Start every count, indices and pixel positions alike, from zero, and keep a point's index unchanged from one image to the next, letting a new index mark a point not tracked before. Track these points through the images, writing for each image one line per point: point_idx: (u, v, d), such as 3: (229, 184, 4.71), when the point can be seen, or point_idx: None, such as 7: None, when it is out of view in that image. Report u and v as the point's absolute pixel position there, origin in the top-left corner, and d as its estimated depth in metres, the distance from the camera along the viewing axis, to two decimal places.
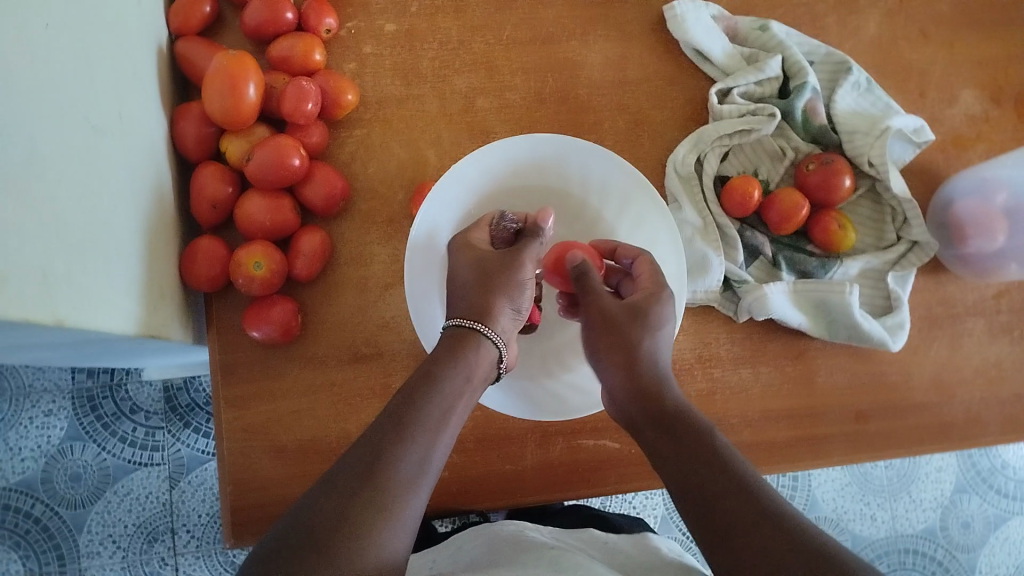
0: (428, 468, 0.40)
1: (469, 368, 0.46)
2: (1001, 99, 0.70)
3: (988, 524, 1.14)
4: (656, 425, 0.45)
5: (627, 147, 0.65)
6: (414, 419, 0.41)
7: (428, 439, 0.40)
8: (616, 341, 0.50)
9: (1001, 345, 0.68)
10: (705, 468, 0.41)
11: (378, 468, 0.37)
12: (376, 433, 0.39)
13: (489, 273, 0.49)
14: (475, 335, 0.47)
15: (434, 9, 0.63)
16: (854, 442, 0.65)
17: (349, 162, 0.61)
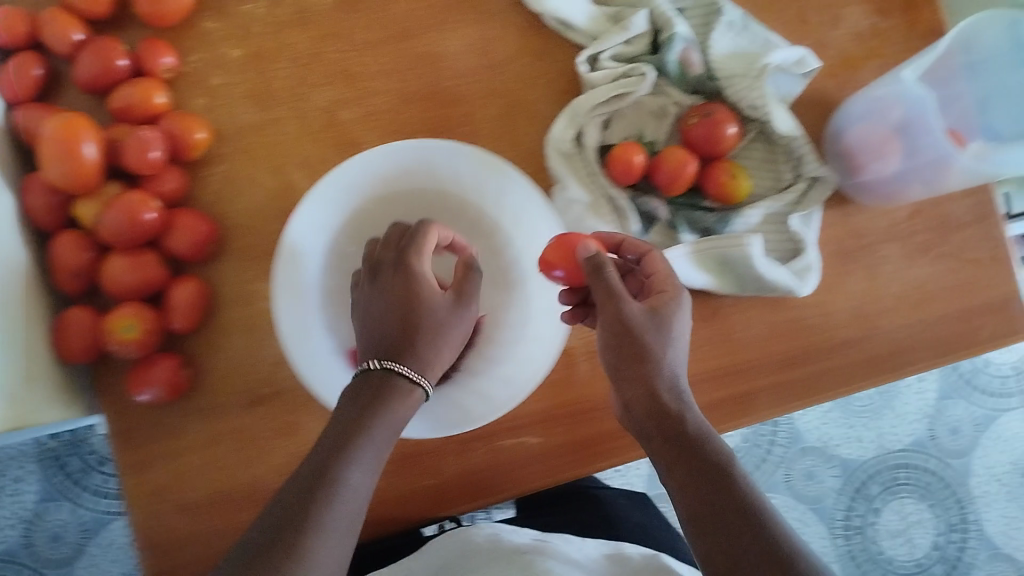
0: (343, 533, 0.40)
1: (388, 426, 0.45)
2: (890, 10, 0.65)
3: (978, 426, 1.12)
4: (671, 448, 0.43)
5: (503, 132, 0.63)
6: (329, 488, 0.41)
7: (339, 501, 0.41)
8: (635, 350, 0.47)
9: (921, 266, 0.65)
10: (724, 515, 0.39)
11: (288, 545, 0.38)
12: (288, 504, 0.40)
13: (412, 320, 0.48)
14: (410, 384, 0.47)
15: (278, 26, 0.61)
16: (783, 393, 0.64)
17: (217, 202, 0.59)
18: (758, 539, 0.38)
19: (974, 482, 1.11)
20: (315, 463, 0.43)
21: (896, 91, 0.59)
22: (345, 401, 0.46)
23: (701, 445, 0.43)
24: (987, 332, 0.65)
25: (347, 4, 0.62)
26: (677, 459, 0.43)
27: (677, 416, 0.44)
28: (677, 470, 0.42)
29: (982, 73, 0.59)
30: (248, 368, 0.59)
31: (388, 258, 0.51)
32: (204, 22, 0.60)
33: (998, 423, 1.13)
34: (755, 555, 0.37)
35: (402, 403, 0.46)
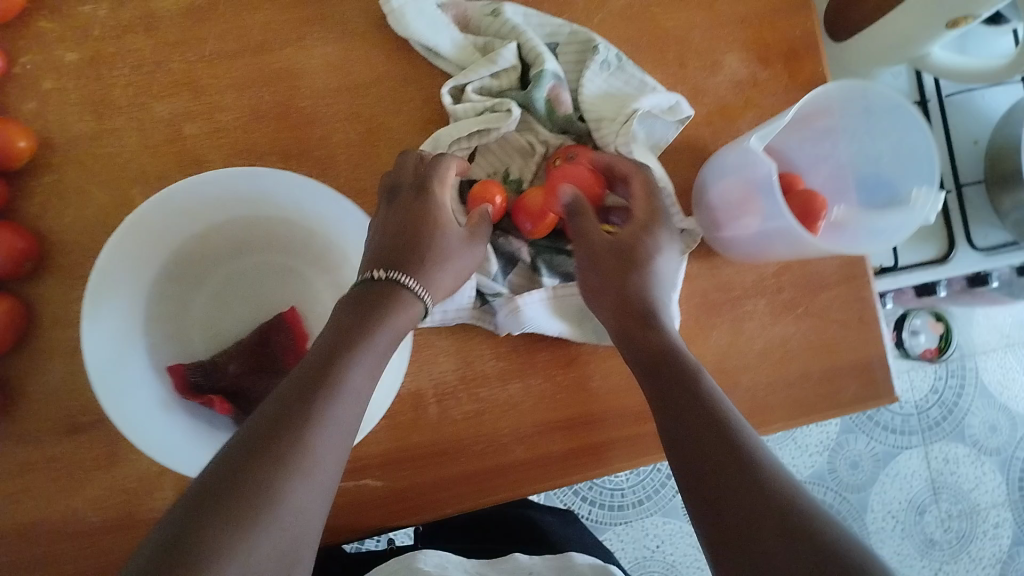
0: (339, 434, 0.43)
1: (397, 322, 0.49)
2: (770, 59, 0.63)
3: (877, 461, 1.12)
4: (652, 368, 0.48)
5: (362, 159, 0.59)
6: (327, 392, 0.44)
7: (339, 404, 0.44)
8: (614, 278, 0.54)
9: (786, 324, 0.64)
10: (707, 429, 0.42)
11: (274, 440, 0.40)
12: (293, 399, 0.43)
13: (422, 239, 0.53)
14: (403, 291, 0.51)
15: (121, 31, 0.57)
16: (637, 446, 0.62)
17: (45, 214, 0.56)
18: (721, 442, 0.41)
19: (868, 517, 1.11)
20: (320, 362, 0.45)
21: (747, 160, 0.56)
22: (342, 310, 0.50)
23: (682, 369, 0.47)
24: (849, 395, 0.64)
25: (196, 11, 0.58)
26: (657, 378, 0.48)
27: (688, 362, 0.48)
28: (661, 412, 0.46)
29: (854, 137, 0.58)
30: (67, 393, 0.56)
31: (407, 180, 0.55)
32: (40, 21, 0.57)
33: (897, 459, 1.12)
34: (701, 455, 0.41)
35: (407, 309, 0.51)
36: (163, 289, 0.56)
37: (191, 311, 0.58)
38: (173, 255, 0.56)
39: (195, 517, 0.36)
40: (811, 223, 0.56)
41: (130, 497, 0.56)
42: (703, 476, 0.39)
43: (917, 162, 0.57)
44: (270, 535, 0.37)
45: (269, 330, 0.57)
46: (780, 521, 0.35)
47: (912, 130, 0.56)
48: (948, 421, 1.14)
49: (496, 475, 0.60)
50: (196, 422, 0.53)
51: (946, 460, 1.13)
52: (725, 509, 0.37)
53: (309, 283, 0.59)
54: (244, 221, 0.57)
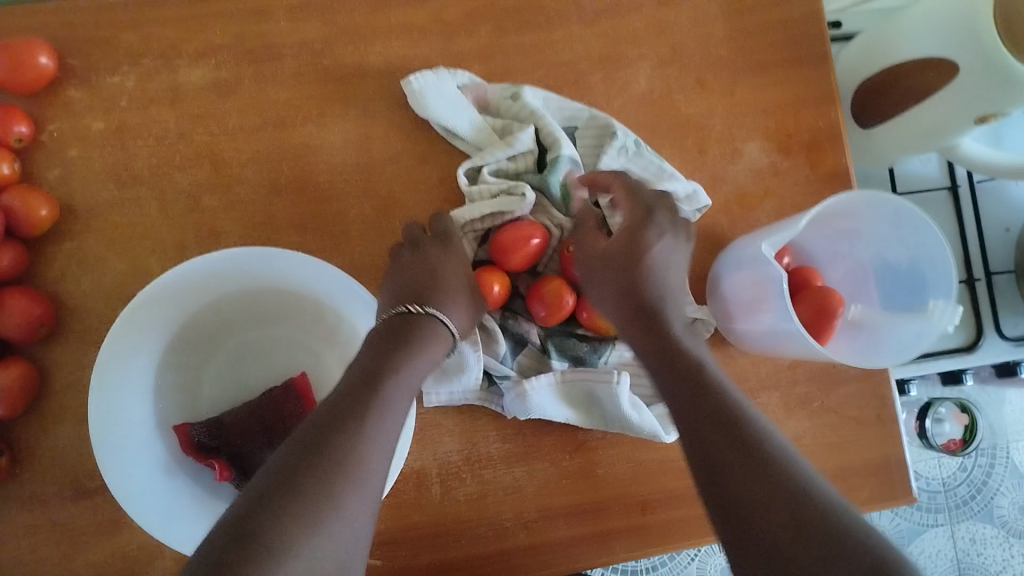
0: (390, 439, 0.44)
1: (433, 341, 0.51)
2: (791, 148, 0.63)
3: (901, 538, 1.04)
4: (666, 365, 0.48)
5: (376, 236, 0.59)
6: (373, 401, 0.45)
7: (389, 412, 0.45)
8: (623, 280, 0.52)
9: (799, 418, 0.62)
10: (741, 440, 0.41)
11: (331, 440, 0.42)
12: (346, 405, 0.44)
13: (436, 278, 0.54)
14: (429, 320, 0.52)
15: (148, 103, 0.58)
16: (643, 536, 0.61)
17: (61, 279, 0.57)
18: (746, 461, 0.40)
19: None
20: (370, 372, 0.47)
21: (757, 261, 0.56)
22: (380, 329, 0.50)
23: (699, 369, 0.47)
24: (865, 494, 0.62)
25: (221, 86, 0.59)
26: (678, 390, 0.46)
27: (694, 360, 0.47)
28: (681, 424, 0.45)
29: (872, 239, 0.58)
30: (76, 457, 0.56)
31: (413, 236, 0.56)
32: (68, 90, 0.58)
33: (920, 536, 1.03)
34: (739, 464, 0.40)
35: (438, 340, 0.51)
36: (171, 363, 0.56)
37: (201, 384, 0.58)
38: (181, 329, 0.56)
39: (270, 499, 0.38)
40: (824, 323, 0.56)
41: (131, 564, 0.55)
42: (737, 480, 0.39)
43: (936, 273, 0.56)
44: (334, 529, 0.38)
45: (281, 394, 0.55)
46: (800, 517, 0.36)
47: (925, 238, 0.55)
48: (977, 500, 1.04)
49: (496, 559, 0.59)
50: (198, 495, 0.53)
51: (971, 541, 1.04)
52: (762, 515, 0.37)
53: (320, 359, 0.58)
54: (252, 295, 0.57)
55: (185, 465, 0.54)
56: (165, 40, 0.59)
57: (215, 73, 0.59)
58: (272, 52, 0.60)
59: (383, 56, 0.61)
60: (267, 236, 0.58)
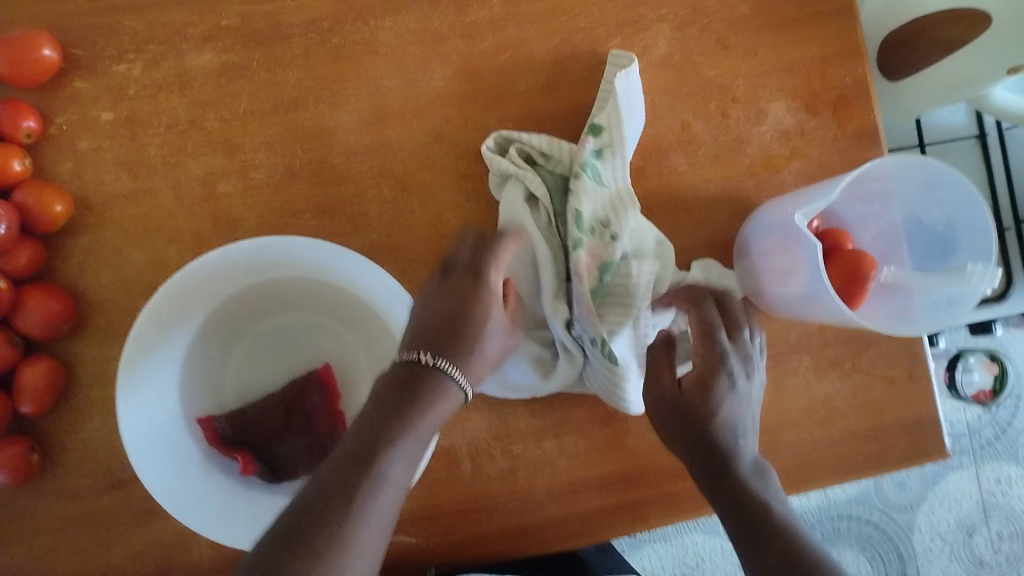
0: (389, 500, 0.41)
1: (444, 399, 0.46)
2: (818, 107, 0.61)
3: (926, 481, 1.01)
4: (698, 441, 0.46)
5: (394, 216, 0.58)
6: (375, 471, 0.41)
7: (389, 476, 0.41)
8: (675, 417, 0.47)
9: (831, 381, 0.61)
10: (788, 554, 0.41)
11: (324, 515, 0.38)
12: (343, 471, 0.41)
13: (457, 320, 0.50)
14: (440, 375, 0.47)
15: (156, 90, 0.57)
16: (673, 504, 0.60)
17: (81, 274, 0.56)
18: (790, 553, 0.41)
19: (915, 538, 1.00)
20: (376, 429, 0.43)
21: (788, 229, 0.55)
22: (398, 379, 0.46)
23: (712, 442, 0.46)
24: (897, 454, 0.61)
25: (231, 69, 0.58)
26: (711, 478, 0.45)
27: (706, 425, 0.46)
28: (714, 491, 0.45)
29: (905, 200, 0.57)
30: (107, 451, 0.56)
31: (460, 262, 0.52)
32: (74, 82, 0.57)
33: (944, 479, 1.01)
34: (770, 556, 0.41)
35: (447, 395, 0.47)
36: (199, 352, 0.56)
37: (228, 372, 0.58)
38: (206, 319, 0.56)
39: None
40: (855, 288, 0.54)
41: (168, 552, 0.55)
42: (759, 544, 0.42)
43: (974, 236, 0.55)
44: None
45: (303, 388, 0.56)
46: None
47: (964, 198, 0.54)
48: (1001, 441, 1.01)
49: (529, 532, 0.59)
50: (227, 484, 0.52)
51: (997, 482, 1.01)
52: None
53: (346, 345, 0.58)
54: (275, 284, 0.57)
55: (215, 456, 0.54)
56: (170, 24, 0.58)
57: (223, 56, 0.58)
58: (280, 31, 0.58)
59: (394, 30, 0.59)
60: (285, 221, 0.57)
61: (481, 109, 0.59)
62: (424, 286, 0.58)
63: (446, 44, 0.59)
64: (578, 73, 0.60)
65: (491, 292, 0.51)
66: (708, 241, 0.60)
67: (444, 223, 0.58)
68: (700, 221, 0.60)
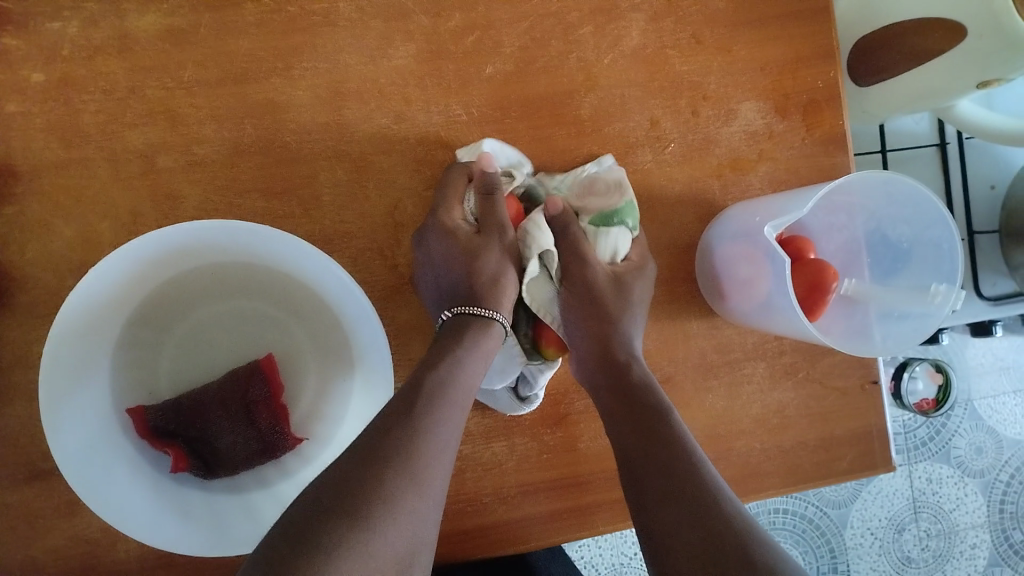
0: (445, 440, 0.42)
1: (485, 352, 0.49)
2: (787, 109, 0.60)
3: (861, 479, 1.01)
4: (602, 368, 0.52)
5: (348, 202, 0.55)
6: (444, 376, 0.45)
7: (452, 392, 0.45)
8: (596, 307, 0.54)
9: (785, 389, 0.60)
10: (691, 500, 0.42)
11: (412, 423, 0.42)
12: (397, 409, 0.43)
13: (481, 269, 0.52)
14: (484, 318, 0.50)
15: (93, 52, 0.53)
16: (622, 509, 0.58)
17: (4, 247, 0.52)
18: (699, 511, 0.41)
19: (848, 533, 1.01)
20: (427, 371, 0.46)
21: (755, 238, 0.54)
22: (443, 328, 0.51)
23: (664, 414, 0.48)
24: (845, 465, 0.61)
25: (177, 34, 0.54)
26: (626, 406, 0.50)
27: (660, 407, 0.49)
28: (625, 483, 0.46)
29: (873, 214, 0.57)
30: (27, 439, 0.51)
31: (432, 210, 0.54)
32: (3, 37, 0.52)
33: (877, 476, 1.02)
34: (665, 507, 0.42)
35: (487, 330, 0.50)
36: (125, 340, 0.52)
37: (160, 361, 0.54)
38: (138, 303, 0.52)
39: (359, 461, 0.39)
40: (817, 298, 0.53)
41: (92, 546, 0.51)
42: (668, 504, 0.42)
43: (939, 258, 0.55)
44: (386, 555, 0.36)
45: (245, 377, 0.53)
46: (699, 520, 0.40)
47: (933, 220, 0.54)
48: (934, 441, 1.03)
49: (474, 536, 0.56)
50: (158, 488, 0.50)
51: (928, 481, 1.02)
52: (671, 533, 0.41)
53: (291, 336, 0.56)
54: (218, 265, 0.53)
55: (145, 452, 0.50)
56: None
57: (167, 19, 0.54)
58: None
59: (355, 3, 0.56)
60: (230, 202, 0.54)
61: (443, 93, 0.56)
62: (377, 275, 0.55)
63: (410, 21, 0.56)
64: (546, 60, 0.58)
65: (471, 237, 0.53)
66: (670, 244, 0.59)
67: (401, 211, 0.56)
68: (661, 222, 0.59)
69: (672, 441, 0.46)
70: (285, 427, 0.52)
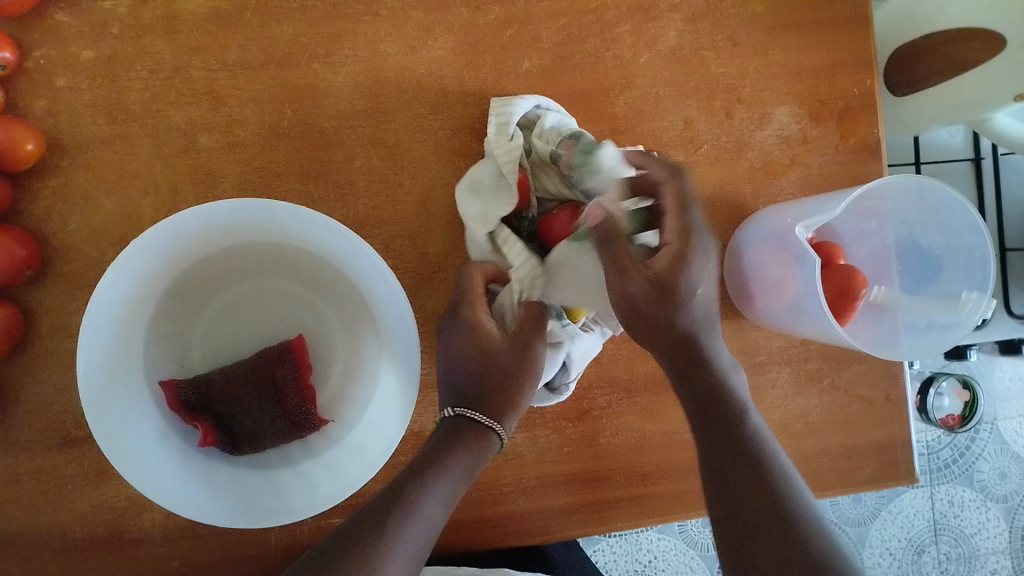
0: (410, 555, 0.41)
1: (480, 456, 0.47)
2: (821, 116, 0.60)
3: (881, 498, 1.01)
4: (678, 364, 0.47)
5: (382, 188, 0.56)
6: (423, 482, 0.44)
7: (431, 497, 0.44)
8: (643, 314, 0.46)
9: (809, 396, 0.60)
10: (781, 533, 0.39)
11: (380, 529, 0.41)
12: (367, 523, 0.41)
13: (490, 375, 0.49)
14: (479, 426, 0.48)
15: (141, 32, 0.54)
16: (639, 506, 0.59)
17: (47, 218, 0.53)
18: (781, 541, 0.39)
19: (867, 552, 1.00)
20: (408, 476, 0.44)
21: (787, 239, 0.54)
22: (434, 434, 0.48)
23: (742, 441, 0.45)
24: (866, 475, 0.61)
25: (223, 18, 0.55)
26: (705, 406, 0.46)
27: (740, 411, 0.46)
28: (713, 492, 0.44)
29: (905, 222, 0.57)
30: (61, 406, 0.53)
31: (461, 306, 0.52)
32: (56, 14, 0.54)
33: (898, 495, 1.00)
34: (763, 535, 0.40)
35: (482, 444, 0.48)
36: (162, 313, 0.54)
37: (193, 336, 0.55)
38: (176, 279, 0.54)
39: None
40: (845, 304, 0.53)
41: (120, 514, 0.52)
42: (757, 541, 0.39)
43: (972, 267, 0.55)
44: None
45: (274, 357, 0.54)
46: (799, 557, 0.38)
47: (967, 227, 0.53)
48: (957, 464, 1.02)
49: (492, 525, 0.57)
50: (186, 459, 0.50)
51: (950, 504, 1.01)
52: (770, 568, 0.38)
53: (322, 318, 0.57)
54: (255, 246, 0.54)
55: (176, 422, 0.52)
56: None
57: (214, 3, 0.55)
58: None
59: None
60: (268, 184, 0.55)
61: (480, 85, 0.57)
62: (408, 262, 0.56)
63: (450, 13, 0.57)
64: (583, 57, 0.58)
65: (496, 335, 0.50)
66: None
67: (434, 200, 0.56)
68: None
69: (755, 462, 0.44)
70: (311, 409, 0.53)
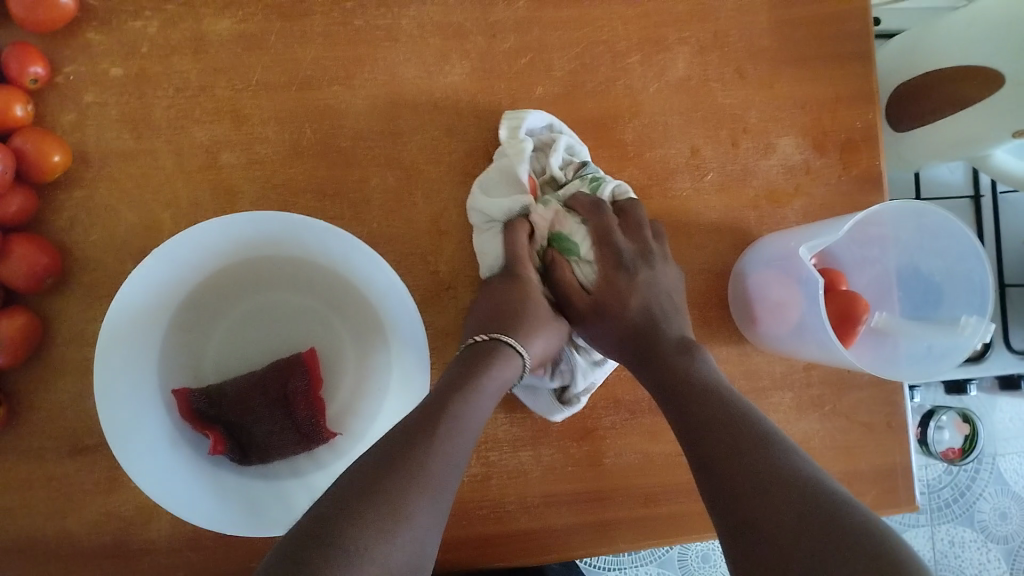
0: (452, 459, 0.42)
1: (506, 369, 0.49)
2: (825, 147, 0.62)
3: None
4: (644, 350, 0.52)
5: (396, 207, 0.57)
6: (461, 393, 0.46)
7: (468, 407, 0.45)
8: (602, 319, 0.54)
9: (810, 421, 0.61)
10: (754, 462, 0.40)
11: (419, 436, 0.42)
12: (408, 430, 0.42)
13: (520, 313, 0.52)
14: (507, 345, 0.51)
15: (168, 51, 0.56)
16: (642, 527, 0.59)
17: (70, 229, 0.55)
18: (758, 469, 0.39)
19: None
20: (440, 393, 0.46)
21: (790, 262, 0.55)
22: (454, 361, 0.50)
23: (717, 394, 0.46)
24: (867, 502, 0.61)
25: (249, 39, 0.57)
26: (680, 377, 0.49)
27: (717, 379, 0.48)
28: (691, 446, 0.44)
29: (906, 249, 0.58)
30: (75, 413, 0.53)
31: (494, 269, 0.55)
32: (88, 33, 0.56)
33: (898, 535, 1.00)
34: (742, 466, 0.40)
35: (510, 362, 0.50)
36: (177, 324, 0.55)
37: (207, 349, 0.56)
38: (192, 290, 0.55)
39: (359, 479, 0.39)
40: (847, 327, 0.55)
41: (128, 521, 0.53)
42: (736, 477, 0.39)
43: (971, 292, 0.56)
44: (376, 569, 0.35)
45: (287, 369, 0.55)
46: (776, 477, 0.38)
47: (965, 253, 0.55)
48: (958, 504, 1.02)
49: (495, 542, 0.57)
50: (197, 467, 0.51)
51: (950, 544, 1.01)
52: (749, 501, 0.38)
53: (331, 332, 0.58)
54: (270, 258, 0.56)
55: (187, 432, 0.52)
56: None
57: (240, 26, 0.57)
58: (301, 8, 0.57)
59: (416, 20, 0.59)
60: (286, 200, 0.56)
61: (494, 111, 0.59)
62: (419, 279, 0.57)
63: (467, 40, 0.59)
64: (594, 85, 0.60)
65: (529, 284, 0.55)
66: (704, 269, 0.61)
67: (446, 220, 0.58)
68: (698, 248, 0.61)
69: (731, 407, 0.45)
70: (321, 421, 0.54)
